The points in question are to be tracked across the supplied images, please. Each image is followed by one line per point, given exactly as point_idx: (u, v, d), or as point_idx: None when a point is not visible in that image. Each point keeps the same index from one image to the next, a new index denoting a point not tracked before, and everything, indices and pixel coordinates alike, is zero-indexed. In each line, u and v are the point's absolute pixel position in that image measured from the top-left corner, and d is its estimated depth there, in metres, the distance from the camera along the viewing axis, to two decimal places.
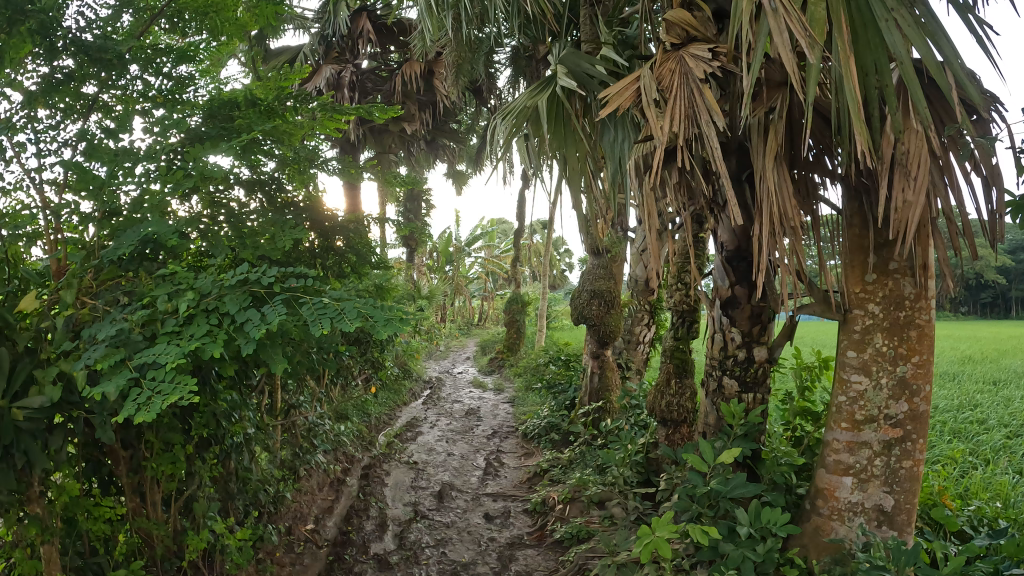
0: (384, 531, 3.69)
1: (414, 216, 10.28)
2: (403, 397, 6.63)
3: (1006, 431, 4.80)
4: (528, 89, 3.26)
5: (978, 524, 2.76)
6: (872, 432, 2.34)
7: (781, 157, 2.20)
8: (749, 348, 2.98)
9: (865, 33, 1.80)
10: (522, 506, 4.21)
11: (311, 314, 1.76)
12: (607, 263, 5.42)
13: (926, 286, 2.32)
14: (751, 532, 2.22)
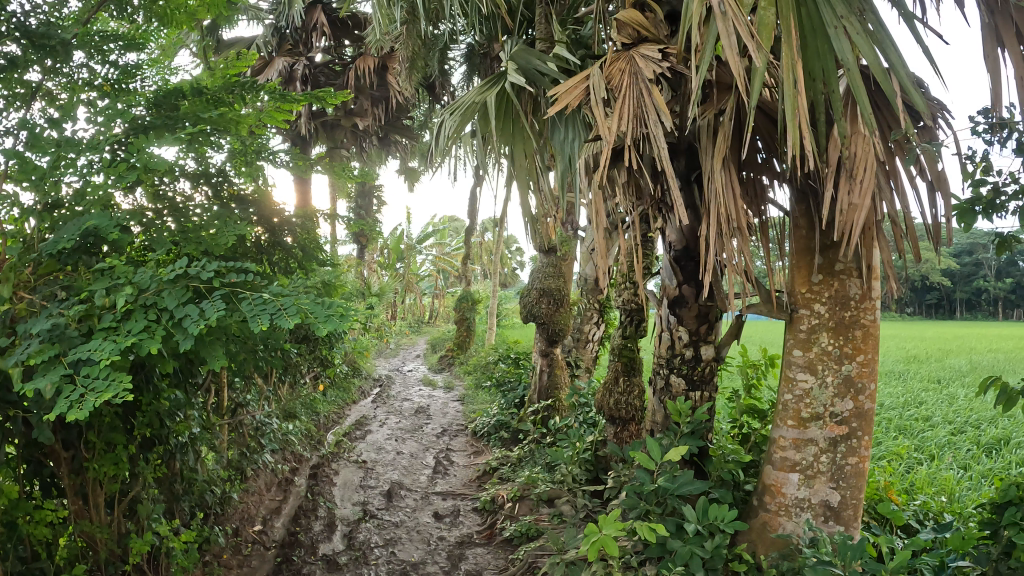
0: (333, 531, 3.62)
1: (366, 213, 10.16)
2: (352, 395, 6.54)
3: (950, 428, 4.98)
4: (478, 85, 3.25)
5: (923, 518, 2.83)
6: (818, 429, 2.39)
7: (729, 159, 2.21)
8: (696, 346, 3.01)
9: (813, 37, 1.81)
10: (471, 505, 4.18)
11: (250, 309, 1.71)
12: (556, 262, 5.34)
13: (870, 287, 2.38)
14: (698, 529, 2.19)
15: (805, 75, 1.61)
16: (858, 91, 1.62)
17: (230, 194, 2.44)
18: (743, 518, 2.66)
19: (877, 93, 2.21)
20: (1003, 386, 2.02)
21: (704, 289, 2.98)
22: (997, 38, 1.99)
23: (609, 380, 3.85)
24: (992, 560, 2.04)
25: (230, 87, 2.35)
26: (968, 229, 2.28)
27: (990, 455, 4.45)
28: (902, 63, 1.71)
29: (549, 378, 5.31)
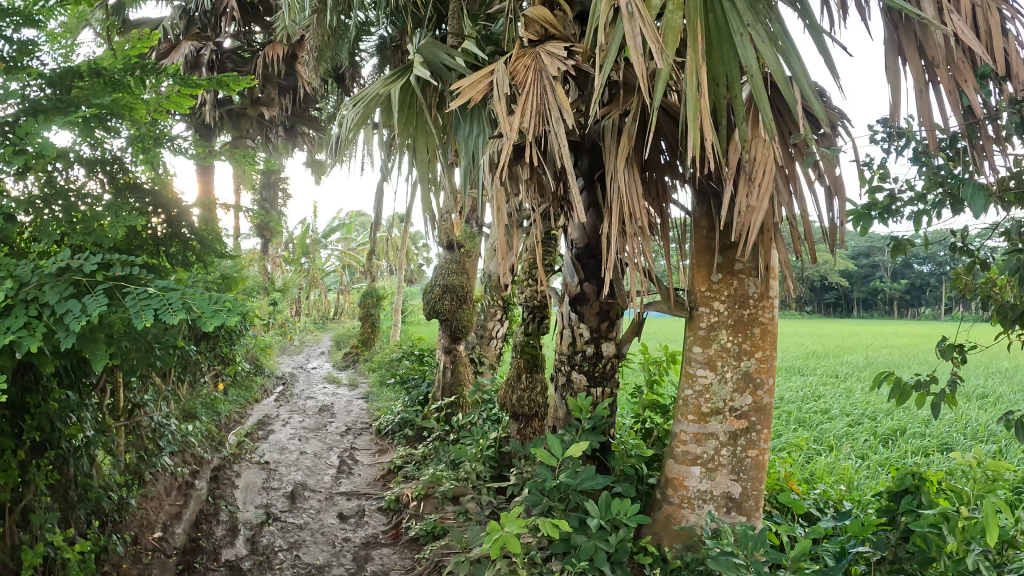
0: (236, 536, 3.49)
1: (271, 205, 9.83)
2: (254, 394, 6.32)
3: (847, 420, 5.29)
4: (382, 77, 3.10)
5: (822, 507, 2.98)
6: (718, 423, 2.47)
7: (632, 159, 2.26)
8: (597, 343, 3.07)
9: (718, 42, 1.86)
10: (376, 504, 4.13)
11: (134, 304, 1.65)
12: (460, 259, 5.51)
13: (768, 287, 2.48)
14: (601, 524, 2.23)
15: (708, 78, 1.64)
16: (760, 96, 1.68)
17: (127, 182, 2.32)
18: (647, 511, 2.72)
19: (777, 99, 2.30)
20: (896, 381, 2.12)
21: (604, 287, 3.05)
22: (898, 52, 2.09)
23: (511, 376, 3.83)
24: (889, 545, 2.12)
25: (132, 67, 2.22)
26: (865, 232, 2.38)
27: (886, 445, 4.76)
28: (802, 71, 1.78)
29: (453, 374, 5.28)
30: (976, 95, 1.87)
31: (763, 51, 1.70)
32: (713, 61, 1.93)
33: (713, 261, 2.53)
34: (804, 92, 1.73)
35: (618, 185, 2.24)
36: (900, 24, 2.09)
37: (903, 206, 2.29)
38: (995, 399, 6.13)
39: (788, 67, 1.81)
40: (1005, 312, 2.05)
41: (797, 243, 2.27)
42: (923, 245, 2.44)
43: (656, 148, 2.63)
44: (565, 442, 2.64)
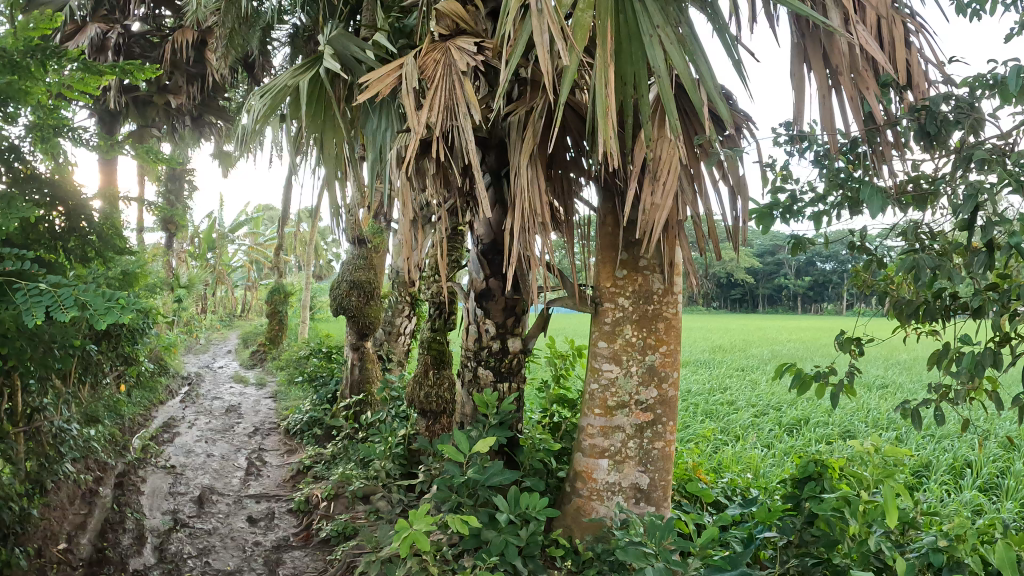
0: (143, 544, 3.35)
1: (178, 198, 9.44)
2: (158, 395, 6.06)
3: (753, 410, 5.50)
4: (291, 67, 2.98)
5: (730, 495, 3.09)
6: (624, 416, 2.53)
7: (537, 155, 2.27)
8: (503, 339, 3.08)
9: (628, 42, 1.88)
10: (286, 506, 4.05)
11: (23, 300, 1.59)
12: (367, 255, 5.44)
13: (672, 283, 2.55)
14: (510, 519, 2.23)
15: (614, 78, 1.66)
16: (665, 97, 1.70)
17: (25, 173, 2.22)
18: (557, 504, 2.75)
19: (682, 100, 2.36)
20: (798, 372, 2.21)
21: (510, 283, 3.07)
22: (804, 58, 2.17)
23: (419, 373, 3.90)
24: (794, 530, 2.18)
25: (32, 50, 2.02)
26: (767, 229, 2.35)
27: (791, 434, 4.99)
28: (708, 74, 1.82)
29: (358, 372, 5.14)
30: (875, 102, 1.96)
31: (670, 53, 1.72)
32: (622, 61, 1.95)
33: (618, 257, 2.59)
34: (709, 94, 1.76)
35: (522, 181, 2.25)
36: (806, 31, 2.15)
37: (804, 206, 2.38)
38: (895, 388, 6.51)
39: (695, 68, 1.85)
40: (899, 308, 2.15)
41: (700, 239, 2.31)
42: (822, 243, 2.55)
43: (564, 146, 2.65)
44: (473, 438, 2.60)
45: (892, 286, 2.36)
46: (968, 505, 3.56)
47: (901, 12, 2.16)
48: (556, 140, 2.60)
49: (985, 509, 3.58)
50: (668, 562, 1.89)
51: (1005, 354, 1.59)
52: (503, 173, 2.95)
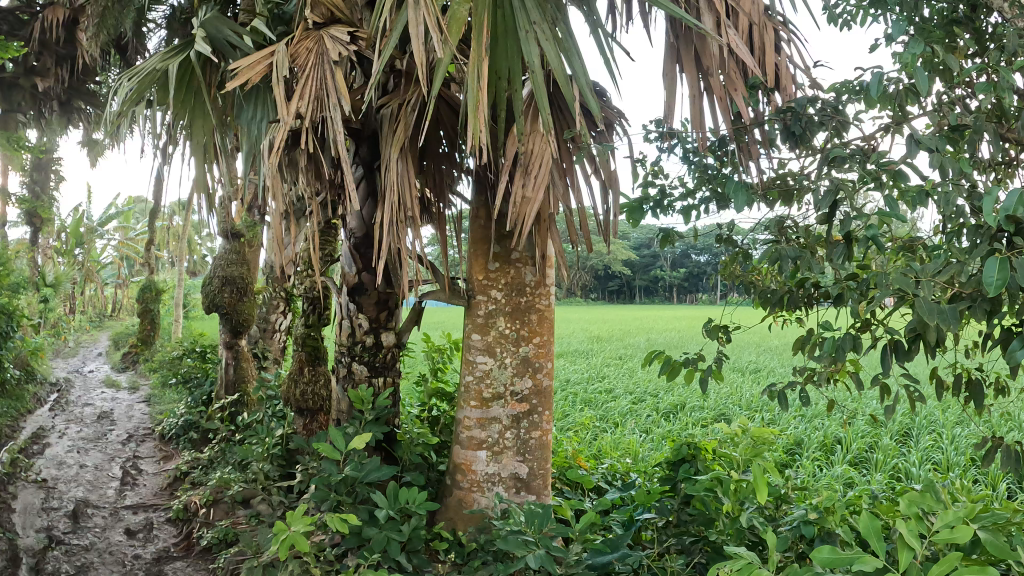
0: (13, 567, 3.08)
1: (42, 191, 8.79)
2: (21, 404, 5.59)
3: (630, 398, 5.69)
4: (159, 51, 2.83)
5: (611, 479, 3.12)
6: (500, 407, 2.56)
7: (409, 147, 2.26)
8: (376, 334, 3.08)
9: (504, 36, 1.88)
10: (166, 514, 3.87)
11: None
12: (240, 248, 5.24)
13: (544, 275, 2.60)
14: (390, 514, 2.15)
15: (488, 72, 1.66)
16: (539, 93, 1.71)
17: None
18: (439, 497, 2.73)
19: (554, 94, 2.40)
20: (667, 358, 2.21)
21: (382, 277, 3.05)
22: (676, 58, 2.24)
23: (294, 370, 3.82)
24: (672, 510, 2.27)
25: None
26: (640, 224, 2.53)
27: (669, 418, 5.22)
28: (582, 70, 1.84)
29: (234, 372, 5.00)
30: (743, 102, 2.04)
31: (546, 49, 1.73)
32: (497, 54, 1.95)
33: (490, 250, 2.61)
34: (582, 89, 1.78)
35: (394, 174, 2.23)
36: (681, 34, 2.21)
37: (674, 200, 2.46)
38: (767, 371, 6.95)
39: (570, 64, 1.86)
40: (765, 296, 2.24)
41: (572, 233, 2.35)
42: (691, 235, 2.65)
43: (438, 140, 2.64)
44: (346, 434, 2.48)
45: (757, 276, 2.46)
46: (834, 479, 3.83)
47: (772, 19, 2.27)
48: (430, 133, 2.59)
49: (853, 481, 3.87)
50: (549, 548, 1.89)
51: (864, 337, 1.68)
52: (376, 166, 2.93)
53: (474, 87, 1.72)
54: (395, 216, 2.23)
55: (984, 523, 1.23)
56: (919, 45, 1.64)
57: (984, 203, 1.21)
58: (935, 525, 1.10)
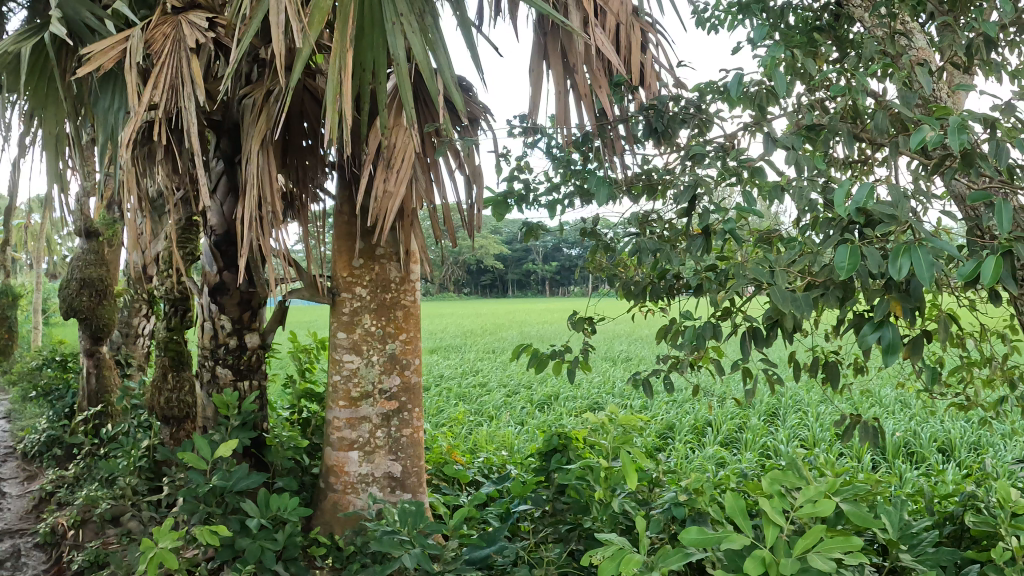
0: None
1: None
2: None
3: (505, 391, 6.17)
4: (11, 33, 2.62)
5: (487, 472, 3.08)
6: (369, 406, 2.53)
7: (269, 139, 2.20)
8: (240, 335, 2.86)
9: (370, 29, 1.84)
10: (32, 543, 3.18)
11: None
12: (100, 247, 4.35)
13: (409, 271, 2.60)
14: (262, 523, 2.04)
15: (349, 65, 1.64)
16: (403, 89, 1.70)
17: None
18: (313, 501, 2.67)
19: (419, 87, 2.38)
20: (533, 351, 2.21)
21: (244, 274, 2.85)
22: (544, 54, 2.27)
23: (156, 377, 3.39)
24: (547, 500, 2.22)
25: None
26: (503, 217, 2.44)
27: (541, 410, 5.70)
28: (446, 66, 1.85)
29: (95, 381, 4.07)
30: (606, 100, 2.10)
31: (411, 45, 1.73)
32: (360, 45, 1.90)
33: (354, 246, 2.56)
34: (446, 84, 1.79)
35: (252, 167, 2.15)
36: (548, 30, 2.24)
37: (540, 194, 2.50)
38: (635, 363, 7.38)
39: (434, 59, 1.85)
40: (627, 286, 2.28)
41: (436, 230, 2.37)
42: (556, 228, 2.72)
43: (302, 134, 2.56)
44: (214, 442, 2.36)
45: (621, 268, 2.53)
46: (707, 459, 4.09)
47: (638, 19, 2.35)
48: (293, 124, 2.52)
49: (726, 461, 4.12)
50: (425, 546, 1.81)
51: (724, 324, 1.71)
52: (237, 160, 2.75)
53: (334, 80, 1.68)
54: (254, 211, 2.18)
55: (845, 495, 1.27)
56: (779, 48, 1.70)
57: (838, 193, 1.27)
58: (799, 501, 1.10)
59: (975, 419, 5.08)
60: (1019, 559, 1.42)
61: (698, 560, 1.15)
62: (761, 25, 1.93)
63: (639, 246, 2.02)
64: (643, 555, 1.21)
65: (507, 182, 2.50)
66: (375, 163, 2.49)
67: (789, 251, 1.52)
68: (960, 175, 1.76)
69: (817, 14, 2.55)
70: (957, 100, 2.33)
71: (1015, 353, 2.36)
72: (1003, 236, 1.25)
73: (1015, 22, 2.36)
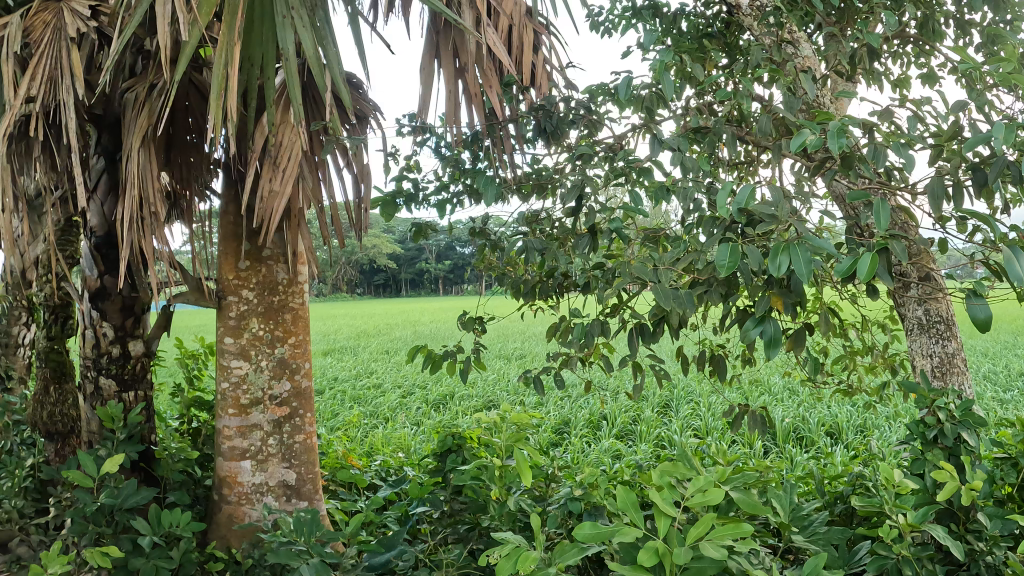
0: None
1: None
2: None
3: (398, 392, 6.54)
4: None
5: (385, 475, 3.08)
6: (259, 413, 2.47)
7: (153, 136, 2.12)
8: (124, 343, 2.73)
9: (259, 21, 1.79)
10: None
11: None
12: None
13: (296, 273, 2.56)
14: (154, 541, 1.94)
15: (236, 60, 1.59)
16: (292, 85, 1.67)
17: None
18: (207, 515, 2.58)
19: (307, 83, 2.33)
20: (427, 352, 2.20)
21: (127, 279, 2.71)
22: (436, 53, 2.24)
23: (35, 391, 3.14)
24: (445, 501, 2.14)
25: None
26: (391, 218, 2.43)
27: (436, 408, 6.07)
28: (338, 63, 1.83)
29: None
30: (498, 101, 2.11)
31: (302, 41, 1.70)
32: (248, 38, 1.85)
33: (240, 247, 2.50)
34: (335, 80, 1.78)
35: (134, 165, 2.07)
36: (441, 28, 2.22)
37: (430, 194, 2.50)
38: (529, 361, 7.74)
39: (326, 56, 1.82)
40: (518, 286, 2.32)
41: (324, 230, 2.34)
42: (447, 228, 2.73)
43: (188, 130, 2.46)
44: (98, 458, 2.24)
45: (511, 267, 2.57)
46: (602, 452, 4.31)
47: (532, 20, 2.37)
48: (178, 121, 2.43)
49: (621, 453, 4.40)
50: (323, 555, 1.76)
51: (610, 322, 1.75)
52: (119, 157, 2.61)
53: (223, 73, 1.63)
54: (135, 211, 2.10)
55: (736, 484, 1.32)
56: (670, 53, 1.76)
57: (723, 195, 1.35)
58: (690, 491, 1.12)
59: (861, 404, 5.45)
60: (904, 536, 1.49)
61: (595, 553, 1.17)
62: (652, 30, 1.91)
63: (526, 245, 2.12)
64: (539, 553, 1.20)
65: (396, 182, 2.48)
66: (263, 160, 2.43)
67: (673, 251, 1.58)
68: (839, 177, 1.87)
69: (708, 22, 2.67)
70: (839, 105, 2.48)
71: (890, 342, 2.58)
72: (881, 234, 1.31)
73: (896, 34, 2.52)
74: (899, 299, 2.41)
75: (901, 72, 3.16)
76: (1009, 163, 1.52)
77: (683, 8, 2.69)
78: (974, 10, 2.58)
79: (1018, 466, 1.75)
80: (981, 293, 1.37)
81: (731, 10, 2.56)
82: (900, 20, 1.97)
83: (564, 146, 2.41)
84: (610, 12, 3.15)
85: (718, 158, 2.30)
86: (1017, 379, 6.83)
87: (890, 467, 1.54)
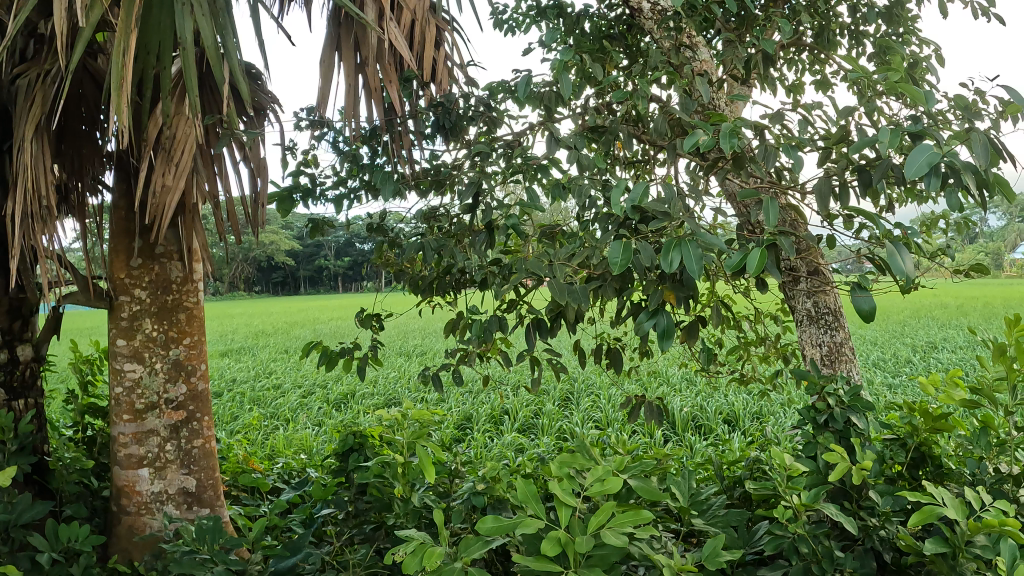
0: None
1: None
2: None
3: (299, 393, 6.47)
4: None
5: (288, 478, 3.05)
6: (155, 419, 2.40)
7: (42, 127, 2.05)
8: (11, 347, 2.60)
9: (157, 8, 1.74)
10: None
11: None
12: None
13: (190, 270, 2.50)
14: (52, 558, 1.85)
15: (129, 48, 1.55)
16: (188, 76, 1.63)
17: None
18: (106, 528, 2.48)
19: (204, 73, 2.29)
20: (326, 352, 2.20)
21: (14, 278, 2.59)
22: (337, 46, 2.19)
23: None
24: (349, 501, 2.12)
25: None
26: (288, 215, 2.39)
27: (338, 408, 6.05)
28: (237, 53, 1.79)
29: None
30: (398, 97, 2.10)
31: (200, 30, 1.67)
32: (142, 24, 1.79)
33: (132, 244, 2.43)
34: (233, 70, 1.75)
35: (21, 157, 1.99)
36: (343, 20, 2.18)
37: (327, 190, 2.46)
38: None
39: (226, 45, 1.78)
40: (417, 283, 2.34)
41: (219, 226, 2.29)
42: (345, 225, 2.70)
43: (80, 119, 2.37)
44: None
45: (409, 264, 2.58)
46: (505, 447, 4.43)
47: (435, 15, 2.37)
48: (69, 110, 2.34)
49: (523, 446, 4.53)
50: (226, 562, 1.72)
51: (507, 317, 1.78)
52: (6, 148, 2.48)
53: (115, 59, 1.58)
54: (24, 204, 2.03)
55: (634, 472, 1.38)
56: (568, 53, 1.84)
57: (616, 193, 1.40)
58: (590, 481, 1.16)
59: (755, 393, 5.73)
60: (798, 516, 1.58)
61: (498, 545, 1.20)
62: (553, 28, 1.96)
63: (423, 242, 2.15)
64: (442, 545, 1.21)
65: (292, 177, 2.43)
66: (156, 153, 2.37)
67: (567, 246, 1.64)
68: (731, 176, 1.98)
69: (609, 25, 2.75)
70: (733, 106, 2.59)
71: (781, 332, 2.69)
72: (769, 230, 1.37)
73: (793, 41, 2.65)
74: (790, 292, 2.55)
75: (795, 75, 3.31)
76: (891, 165, 1.60)
77: (586, 11, 2.76)
78: (867, 21, 2.73)
79: (905, 445, 1.86)
80: (865, 286, 1.44)
81: (632, 14, 2.64)
82: (792, 28, 2.07)
83: (463, 143, 2.44)
84: (515, 12, 3.20)
85: (615, 157, 2.37)
86: (902, 365, 7.29)
87: (783, 451, 1.61)
